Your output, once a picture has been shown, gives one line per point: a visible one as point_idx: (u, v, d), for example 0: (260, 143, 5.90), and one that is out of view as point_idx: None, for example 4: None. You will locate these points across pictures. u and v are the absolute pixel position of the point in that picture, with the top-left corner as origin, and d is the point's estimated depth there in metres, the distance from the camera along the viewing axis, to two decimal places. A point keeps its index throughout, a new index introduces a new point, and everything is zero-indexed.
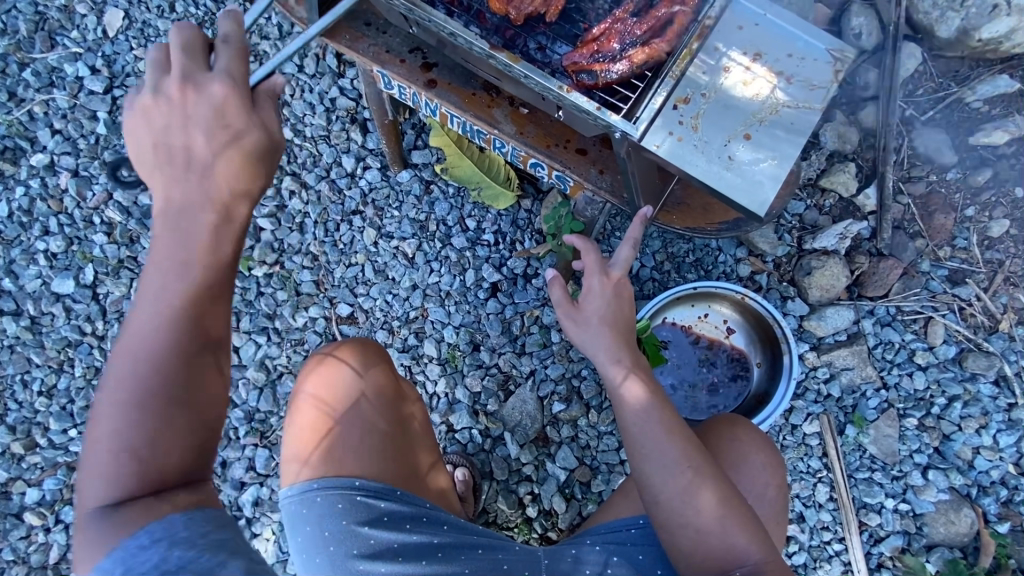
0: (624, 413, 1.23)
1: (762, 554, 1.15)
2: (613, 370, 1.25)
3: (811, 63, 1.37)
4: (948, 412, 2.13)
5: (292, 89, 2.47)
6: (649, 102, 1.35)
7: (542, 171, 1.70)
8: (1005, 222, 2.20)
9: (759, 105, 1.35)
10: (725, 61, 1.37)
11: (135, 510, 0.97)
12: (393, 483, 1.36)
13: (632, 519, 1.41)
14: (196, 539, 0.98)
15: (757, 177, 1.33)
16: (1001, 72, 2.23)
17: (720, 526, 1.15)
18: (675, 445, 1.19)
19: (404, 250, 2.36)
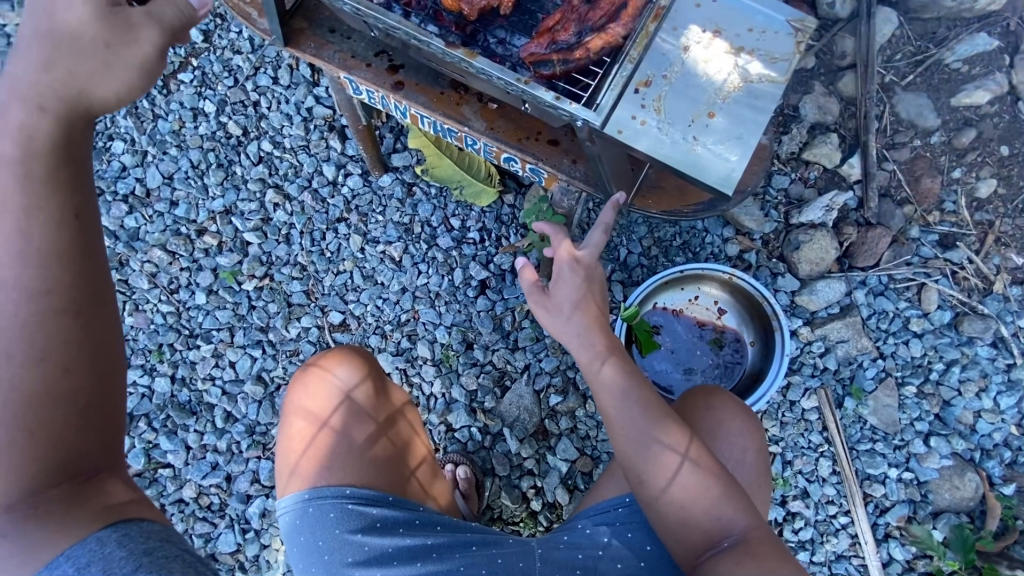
0: (601, 393, 1.25)
1: (749, 521, 1.15)
2: (588, 354, 1.27)
3: (772, 35, 1.38)
4: (946, 377, 2.11)
5: (268, 101, 2.47)
6: (610, 87, 1.32)
7: (516, 165, 1.70)
8: (992, 182, 2.17)
9: (721, 83, 1.35)
10: (684, 41, 1.38)
11: (35, 536, 0.84)
12: (383, 489, 1.37)
13: (618, 499, 1.43)
14: (139, 557, 0.87)
15: (724, 155, 1.32)
16: (979, 31, 2.21)
17: (702, 497, 1.16)
18: (654, 422, 1.21)
19: (390, 253, 2.36)
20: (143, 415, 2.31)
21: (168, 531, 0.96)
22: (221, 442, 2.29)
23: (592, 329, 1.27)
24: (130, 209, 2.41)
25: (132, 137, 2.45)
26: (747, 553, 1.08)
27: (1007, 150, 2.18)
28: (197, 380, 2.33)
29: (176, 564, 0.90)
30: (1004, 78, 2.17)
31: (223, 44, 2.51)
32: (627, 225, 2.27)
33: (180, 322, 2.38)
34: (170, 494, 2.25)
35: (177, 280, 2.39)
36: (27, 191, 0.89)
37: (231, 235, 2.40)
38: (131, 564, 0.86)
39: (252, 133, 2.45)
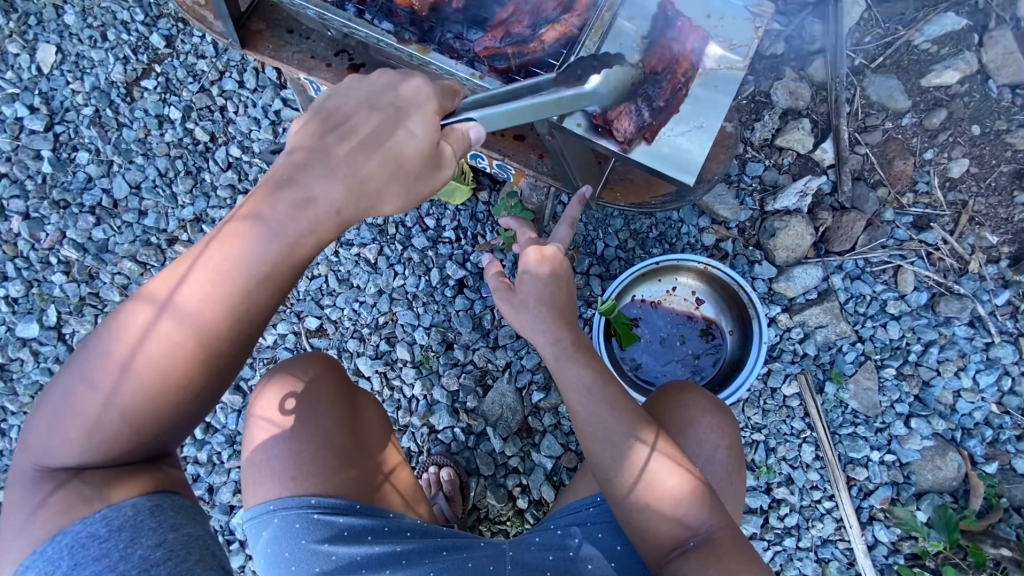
0: (567, 389, 1.26)
1: (716, 520, 1.18)
2: (554, 349, 1.27)
3: (731, 21, 1.37)
4: (924, 358, 2.11)
5: (235, 106, 2.39)
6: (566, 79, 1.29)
7: (483, 163, 1.68)
8: (965, 161, 2.17)
9: (678, 72, 1.34)
10: (643, 27, 1.35)
11: (83, 492, 1.04)
12: (352, 497, 1.35)
13: (590, 498, 1.42)
14: (164, 532, 1.06)
15: (684, 145, 1.32)
16: (946, 11, 2.21)
17: (670, 494, 1.18)
18: (622, 418, 1.22)
19: (366, 256, 2.34)
20: None
21: (192, 509, 1.14)
22: (202, 454, 2.26)
23: (558, 325, 1.27)
24: (98, 221, 2.32)
25: (97, 147, 2.37)
26: (713, 554, 1.12)
27: (978, 129, 2.17)
28: None
29: (194, 546, 1.08)
30: (972, 57, 2.17)
31: (187, 49, 2.41)
32: (603, 218, 2.26)
33: None
34: None
35: None
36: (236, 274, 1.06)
37: None
38: (151, 543, 1.04)
39: (221, 139, 2.36)
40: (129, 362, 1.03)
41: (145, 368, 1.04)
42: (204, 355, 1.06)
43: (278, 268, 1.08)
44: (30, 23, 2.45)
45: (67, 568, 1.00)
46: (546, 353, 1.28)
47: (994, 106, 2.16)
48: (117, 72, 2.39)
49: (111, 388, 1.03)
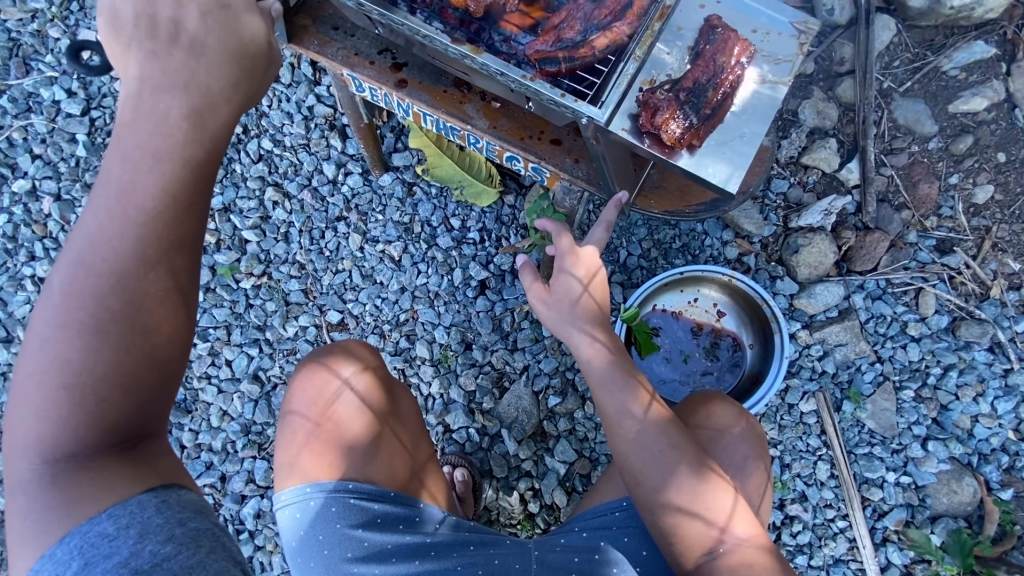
0: (599, 387, 1.33)
1: (742, 530, 1.22)
2: (587, 349, 1.35)
3: (776, 37, 1.41)
4: (943, 382, 2.12)
5: (269, 99, 2.47)
6: (615, 84, 1.34)
7: (519, 164, 1.69)
8: (990, 188, 2.19)
9: (723, 81, 1.36)
10: (688, 42, 1.42)
11: (80, 485, 0.94)
12: (386, 484, 1.40)
13: (615, 502, 1.47)
14: (172, 528, 0.97)
15: (727, 154, 1.34)
16: (976, 39, 2.23)
17: (700, 497, 1.22)
18: (653, 422, 1.28)
19: (389, 253, 2.36)
20: None
21: (200, 502, 1.06)
22: (216, 442, 2.27)
23: (593, 326, 1.35)
24: None
25: None
26: (734, 559, 1.17)
27: (1004, 157, 2.19)
28: (193, 378, 2.32)
29: (203, 538, 1.00)
30: (1001, 85, 2.19)
31: None
32: (627, 226, 2.28)
33: None
34: None
35: None
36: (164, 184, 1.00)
37: (229, 232, 2.39)
38: (160, 537, 0.95)
39: (252, 130, 2.44)
40: (79, 297, 0.95)
41: (92, 303, 0.95)
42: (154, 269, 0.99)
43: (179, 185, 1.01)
44: (72, 9, 2.49)
45: (78, 568, 0.90)
46: (581, 353, 1.36)
47: (1018, 134, 2.18)
48: None
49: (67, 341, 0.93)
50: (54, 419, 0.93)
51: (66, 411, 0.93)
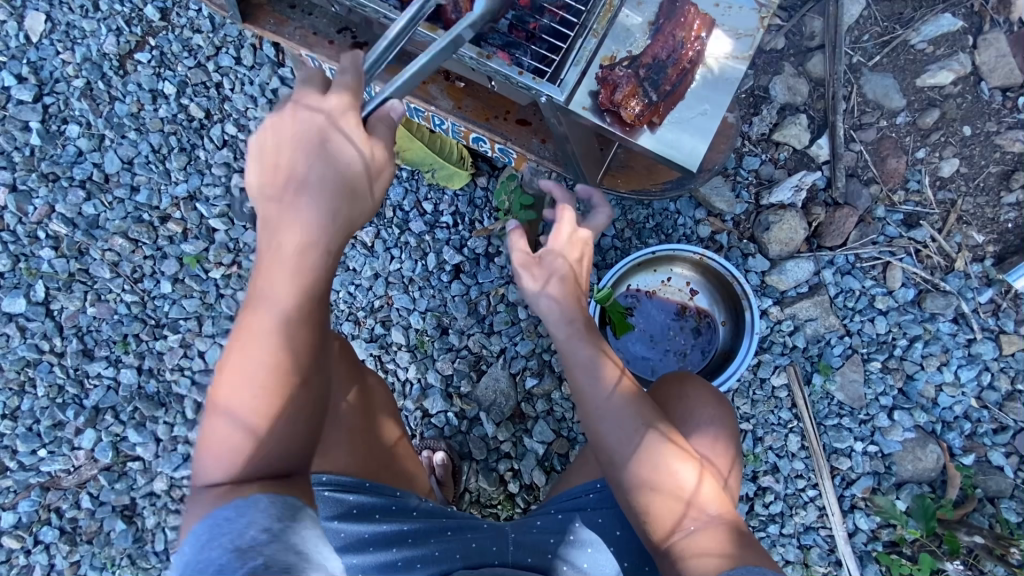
0: (580, 370, 1.33)
1: (714, 506, 1.26)
2: (570, 330, 1.35)
3: (737, 11, 1.38)
4: (909, 353, 2.18)
5: (231, 82, 2.33)
6: (573, 64, 1.33)
7: (486, 146, 1.67)
8: (955, 161, 2.20)
9: (683, 56, 1.34)
10: (651, 14, 1.38)
11: (223, 489, 0.98)
12: (361, 475, 1.40)
13: (590, 484, 1.46)
14: (272, 519, 0.95)
15: (688, 132, 1.34)
16: (943, 12, 2.23)
17: (672, 474, 1.25)
18: (628, 405, 1.29)
19: (361, 239, 2.30)
20: (109, 408, 2.29)
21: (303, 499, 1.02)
22: (192, 434, 2.29)
23: (570, 302, 1.35)
24: (88, 195, 2.28)
25: (88, 121, 2.31)
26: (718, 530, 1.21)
27: (969, 130, 2.20)
28: (166, 371, 2.30)
29: (297, 536, 0.95)
30: (967, 58, 2.20)
31: (183, 22, 2.34)
32: None
33: (145, 312, 2.31)
34: (141, 487, 2.28)
35: (141, 269, 2.31)
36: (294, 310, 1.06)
37: (196, 221, 2.32)
38: (261, 525, 0.94)
39: (215, 116, 2.32)
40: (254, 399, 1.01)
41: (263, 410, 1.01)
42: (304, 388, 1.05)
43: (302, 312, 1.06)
44: None
45: (203, 543, 0.91)
46: (563, 341, 1.35)
47: (983, 108, 2.20)
48: (109, 44, 2.31)
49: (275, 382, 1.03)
50: (227, 457, 1.00)
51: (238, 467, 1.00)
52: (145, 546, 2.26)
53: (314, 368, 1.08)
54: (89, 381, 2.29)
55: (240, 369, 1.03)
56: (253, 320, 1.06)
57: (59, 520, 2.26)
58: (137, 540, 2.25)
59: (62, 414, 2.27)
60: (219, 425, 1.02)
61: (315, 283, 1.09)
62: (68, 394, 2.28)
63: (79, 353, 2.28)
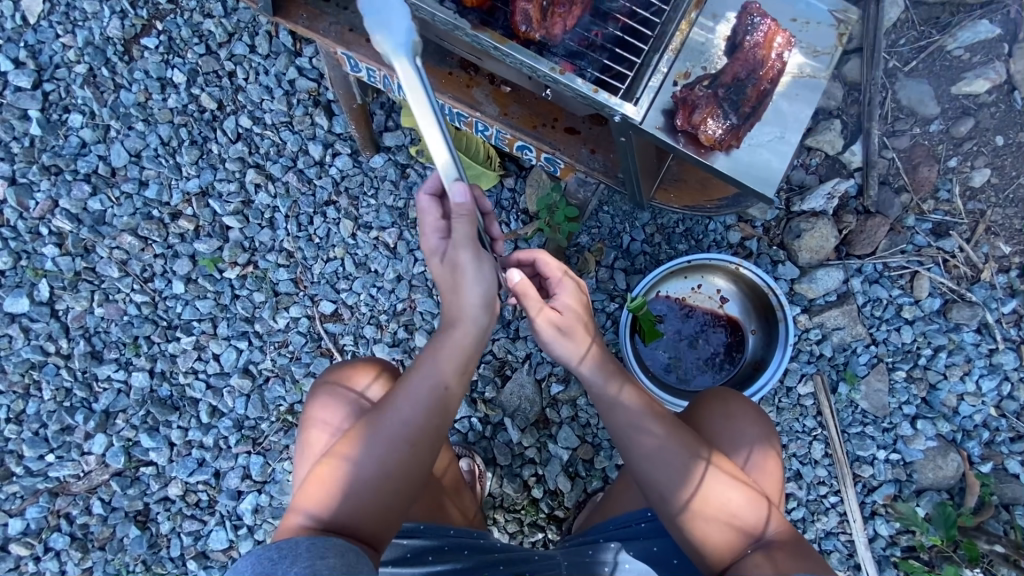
0: (611, 411, 1.32)
1: (773, 536, 1.28)
2: (605, 374, 1.33)
3: (815, 27, 1.34)
4: (933, 362, 2.19)
5: (245, 71, 2.21)
6: (649, 83, 1.29)
7: (530, 154, 1.61)
8: (986, 172, 2.19)
9: (762, 79, 1.30)
10: (724, 26, 1.33)
11: (313, 525, 1.17)
12: (418, 518, 1.42)
13: (640, 513, 1.46)
14: (299, 553, 1.07)
15: (766, 155, 1.31)
16: (981, 19, 2.18)
17: (728, 509, 1.26)
18: (674, 446, 1.28)
19: (384, 240, 2.23)
20: (120, 411, 2.21)
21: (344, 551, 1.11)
22: (207, 438, 2.21)
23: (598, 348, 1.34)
24: (94, 190, 2.17)
25: (92, 109, 2.18)
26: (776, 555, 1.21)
27: (1002, 140, 2.18)
28: (179, 374, 2.21)
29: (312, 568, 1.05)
30: (1004, 67, 2.17)
31: (192, 5, 2.20)
32: (630, 211, 2.22)
33: (157, 313, 2.21)
34: (155, 492, 2.19)
35: (151, 268, 2.21)
36: (427, 398, 1.23)
37: (209, 219, 2.21)
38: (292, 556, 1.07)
39: (229, 108, 2.20)
40: (377, 466, 1.20)
41: (381, 479, 1.20)
42: (415, 465, 1.23)
43: (433, 401, 1.23)
44: None
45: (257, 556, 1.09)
46: (595, 379, 1.33)
47: (1016, 118, 2.16)
48: (113, 27, 2.17)
49: (390, 457, 1.20)
50: (331, 501, 1.19)
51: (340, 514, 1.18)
52: (160, 552, 2.17)
53: (425, 449, 1.23)
54: (98, 384, 2.20)
55: (376, 438, 1.22)
56: (380, 403, 1.26)
57: (70, 525, 2.17)
58: (151, 546, 2.17)
59: (70, 419, 2.18)
60: (336, 475, 1.21)
61: (450, 382, 1.24)
62: (76, 398, 2.19)
63: (87, 355, 2.19)
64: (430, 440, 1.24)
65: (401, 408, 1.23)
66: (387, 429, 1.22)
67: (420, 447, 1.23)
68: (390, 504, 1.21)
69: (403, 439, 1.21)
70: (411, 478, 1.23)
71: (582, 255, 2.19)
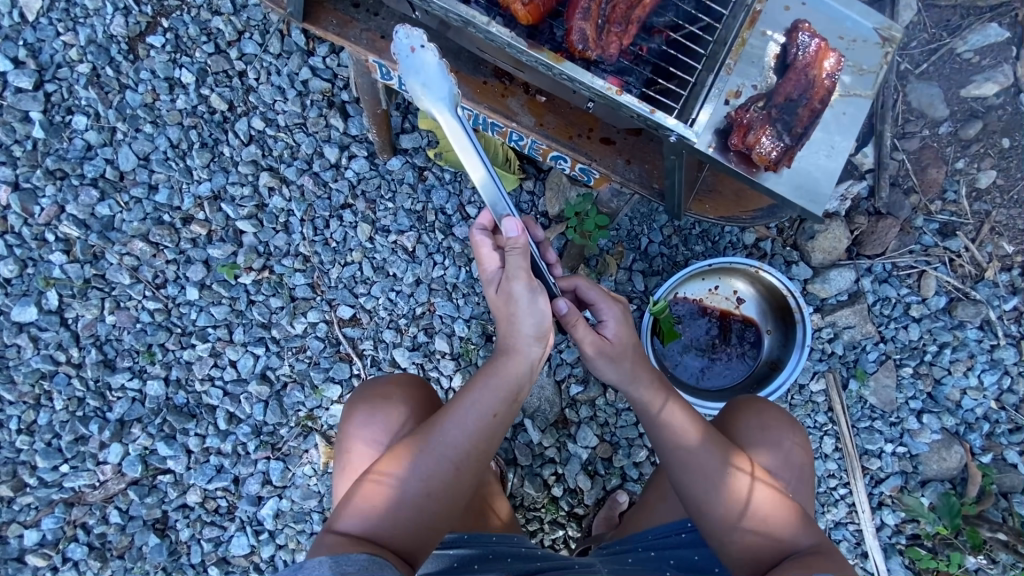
0: (654, 428, 1.39)
1: (806, 542, 1.32)
2: (647, 393, 1.39)
3: (861, 45, 1.40)
4: (938, 359, 2.26)
5: (256, 71, 2.16)
6: (705, 101, 1.34)
7: (564, 163, 1.62)
8: (993, 173, 2.25)
9: (815, 96, 1.36)
10: (774, 46, 1.38)
11: (358, 539, 1.19)
12: (459, 529, 1.49)
13: (679, 523, 1.52)
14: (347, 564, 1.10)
15: (814, 174, 1.40)
16: (990, 21, 2.23)
17: (761, 517, 1.32)
18: (711, 457, 1.35)
19: (403, 243, 2.21)
20: (135, 420, 2.16)
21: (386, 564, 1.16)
22: (226, 445, 2.17)
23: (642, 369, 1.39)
24: (101, 195, 2.12)
25: (97, 111, 2.12)
26: (814, 562, 1.25)
27: (1008, 142, 2.24)
28: (195, 381, 2.17)
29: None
30: (1011, 70, 2.21)
31: (199, 2, 2.15)
32: (648, 213, 2.24)
33: (171, 320, 2.17)
34: (173, 500, 2.15)
35: (163, 274, 2.16)
36: (479, 424, 1.28)
37: (222, 223, 2.17)
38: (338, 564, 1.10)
39: (240, 109, 2.15)
40: (426, 484, 1.24)
41: (428, 497, 1.24)
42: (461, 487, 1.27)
43: (484, 426, 1.28)
44: None
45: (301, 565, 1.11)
46: (641, 398, 1.39)
47: (1022, 121, 2.23)
48: (117, 25, 2.11)
49: (435, 477, 1.25)
50: (373, 517, 1.22)
51: (383, 529, 1.21)
52: (180, 558, 2.14)
53: (471, 471, 1.28)
54: (111, 393, 2.15)
55: (427, 458, 1.26)
56: (431, 422, 1.30)
57: (87, 535, 2.13)
58: (172, 553, 2.13)
59: (83, 428, 2.14)
60: (382, 491, 1.24)
61: (501, 409, 1.29)
62: (89, 407, 2.15)
63: (99, 364, 2.14)
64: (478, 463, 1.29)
65: (450, 430, 1.27)
66: (439, 448, 1.26)
67: (467, 470, 1.28)
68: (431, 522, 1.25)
69: (452, 461, 1.26)
70: (456, 498, 1.27)
71: (601, 257, 2.21)
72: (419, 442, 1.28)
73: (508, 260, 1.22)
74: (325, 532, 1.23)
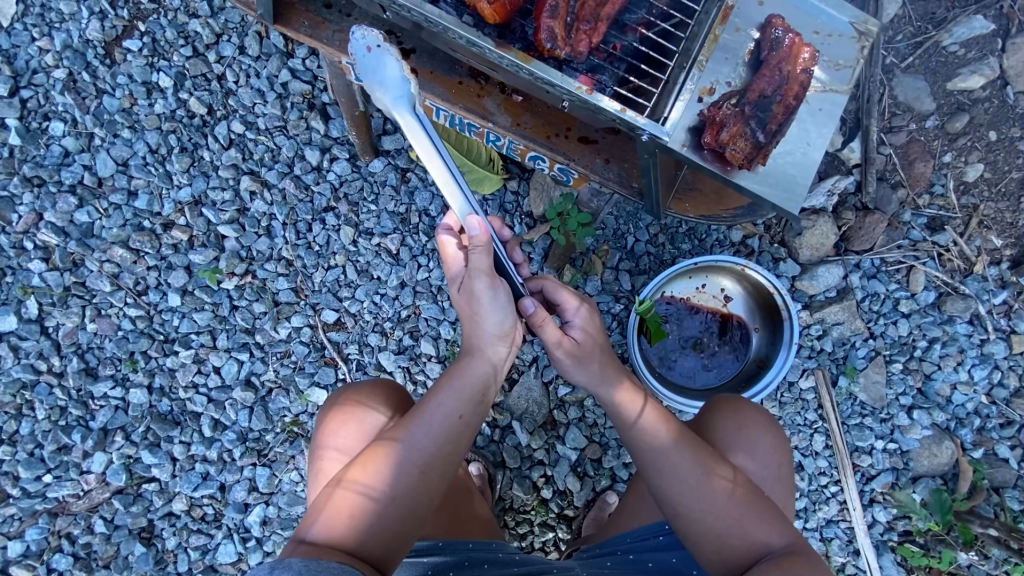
0: (625, 428, 1.38)
1: (780, 541, 1.30)
2: (618, 392, 1.38)
3: (837, 40, 1.38)
4: (928, 354, 2.24)
5: (235, 74, 2.14)
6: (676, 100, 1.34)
7: (543, 163, 1.60)
8: (980, 166, 2.24)
9: (788, 93, 1.34)
10: (748, 45, 1.38)
11: (325, 545, 1.17)
12: (433, 536, 1.47)
13: (657, 526, 1.50)
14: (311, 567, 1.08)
15: (790, 172, 1.38)
16: (976, 13, 2.21)
17: (735, 517, 1.30)
18: (684, 457, 1.33)
19: (386, 246, 2.19)
20: (119, 428, 2.13)
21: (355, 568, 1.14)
22: (211, 452, 2.15)
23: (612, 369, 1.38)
24: (80, 202, 2.10)
25: (74, 117, 2.11)
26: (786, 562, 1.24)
27: (995, 135, 2.23)
28: (179, 389, 2.15)
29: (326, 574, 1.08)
30: (998, 62, 2.20)
31: (176, 5, 2.13)
32: (634, 212, 2.22)
33: (153, 327, 2.15)
34: (158, 508, 2.13)
35: (144, 281, 2.13)
36: (448, 425, 1.27)
37: (203, 228, 2.14)
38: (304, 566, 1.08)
39: (219, 112, 2.13)
40: (395, 487, 1.23)
41: (398, 501, 1.23)
42: (431, 489, 1.26)
43: (452, 427, 1.28)
44: None
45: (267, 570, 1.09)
46: (611, 398, 1.38)
47: (1009, 113, 2.21)
48: (93, 30, 2.10)
49: (403, 480, 1.24)
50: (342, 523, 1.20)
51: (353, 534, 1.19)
52: (167, 567, 2.12)
53: (440, 474, 1.27)
54: (94, 402, 2.13)
55: (396, 461, 1.25)
56: (398, 426, 1.30)
57: (72, 545, 2.10)
58: (158, 562, 2.11)
59: (66, 438, 2.11)
60: (350, 496, 1.22)
61: (469, 409, 1.29)
62: (72, 416, 2.12)
63: (81, 373, 2.11)
64: (448, 464, 1.28)
65: (418, 434, 1.27)
66: (409, 451, 1.25)
67: (436, 472, 1.27)
68: (402, 526, 1.23)
69: (420, 463, 1.25)
70: (426, 501, 1.26)
71: (587, 257, 2.19)
72: (387, 445, 1.27)
73: (472, 258, 1.22)
74: (294, 540, 1.21)
